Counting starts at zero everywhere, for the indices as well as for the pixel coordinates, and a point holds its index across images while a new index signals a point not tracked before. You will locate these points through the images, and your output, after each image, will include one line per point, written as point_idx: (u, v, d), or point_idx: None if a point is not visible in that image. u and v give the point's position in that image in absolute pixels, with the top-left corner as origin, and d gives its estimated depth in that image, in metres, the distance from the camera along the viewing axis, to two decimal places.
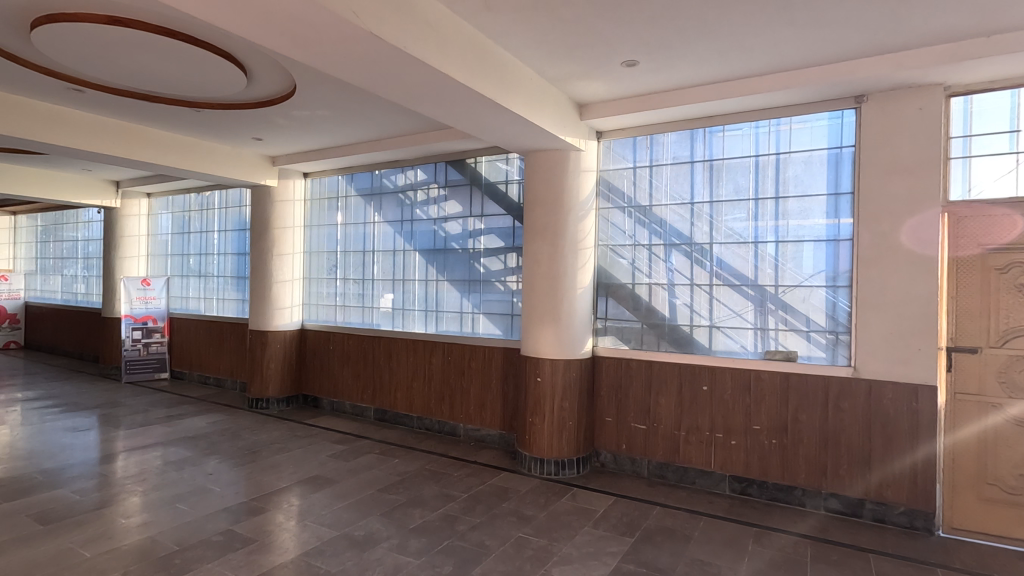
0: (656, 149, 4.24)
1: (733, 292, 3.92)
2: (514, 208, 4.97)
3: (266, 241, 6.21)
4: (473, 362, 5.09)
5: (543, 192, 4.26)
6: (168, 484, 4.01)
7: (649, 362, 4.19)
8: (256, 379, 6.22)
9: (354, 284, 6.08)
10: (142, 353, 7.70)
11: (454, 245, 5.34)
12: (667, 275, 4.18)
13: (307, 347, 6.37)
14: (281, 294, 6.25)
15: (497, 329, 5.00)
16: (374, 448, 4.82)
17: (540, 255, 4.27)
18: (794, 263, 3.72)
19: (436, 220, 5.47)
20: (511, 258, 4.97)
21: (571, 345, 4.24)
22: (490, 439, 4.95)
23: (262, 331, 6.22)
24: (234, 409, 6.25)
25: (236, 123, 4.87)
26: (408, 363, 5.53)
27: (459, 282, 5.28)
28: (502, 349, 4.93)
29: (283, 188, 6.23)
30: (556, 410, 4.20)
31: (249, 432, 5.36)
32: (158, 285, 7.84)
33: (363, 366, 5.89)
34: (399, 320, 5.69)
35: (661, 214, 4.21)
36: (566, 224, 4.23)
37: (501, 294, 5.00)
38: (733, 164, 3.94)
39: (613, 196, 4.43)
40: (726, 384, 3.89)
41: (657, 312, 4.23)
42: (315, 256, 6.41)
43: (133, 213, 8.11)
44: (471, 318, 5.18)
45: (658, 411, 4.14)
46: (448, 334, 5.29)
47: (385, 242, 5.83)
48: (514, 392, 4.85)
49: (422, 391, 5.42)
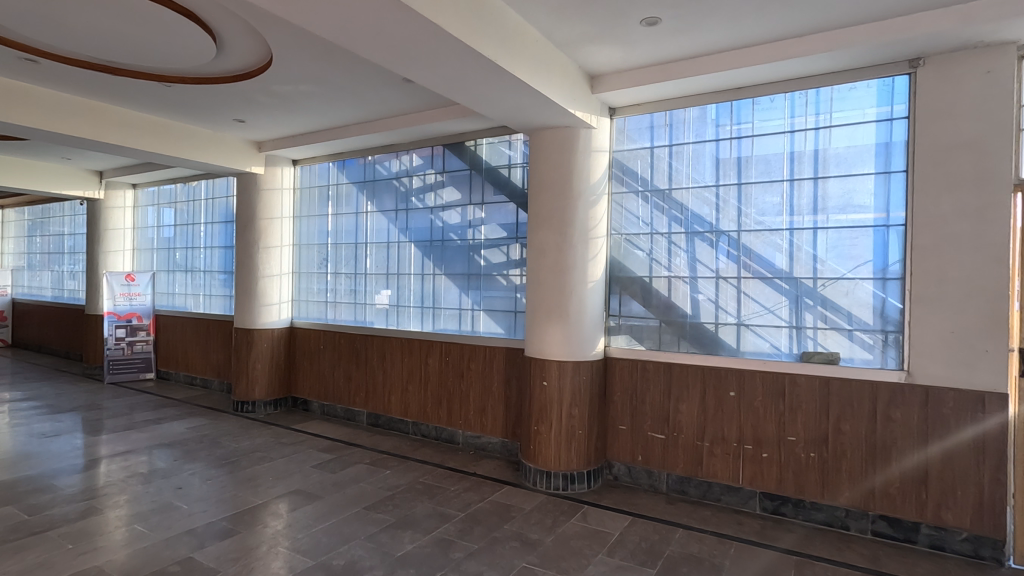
0: (676, 126, 3.80)
1: (765, 286, 3.47)
2: (518, 195, 4.53)
3: (251, 233, 5.79)
4: (472, 363, 4.66)
5: (549, 175, 3.82)
6: (134, 498, 3.61)
7: (669, 364, 3.75)
8: (241, 381, 5.81)
9: (345, 279, 5.67)
10: (127, 352, 7.32)
11: (453, 236, 4.91)
12: (688, 267, 3.74)
13: (297, 347, 5.96)
14: (268, 290, 5.84)
15: (499, 328, 4.57)
16: (364, 457, 4.40)
17: (546, 245, 3.83)
18: (836, 252, 3.26)
19: (433, 209, 5.04)
20: (514, 249, 4.54)
21: (581, 346, 3.81)
22: (492, 447, 4.53)
23: (249, 330, 5.81)
24: (218, 412, 5.85)
25: (213, 102, 4.45)
26: (403, 365, 5.11)
27: (458, 276, 4.85)
28: (505, 349, 4.50)
29: (271, 176, 5.81)
30: (564, 418, 3.77)
31: (231, 438, 4.96)
32: (143, 280, 7.47)
33: (356, 367, 5.47)
34: (394, 318, 5.26)
35: (681, 199, 3.77)
36: (576, 210, 3.79)
37: (503, 289, 4.57)
38: (764, 141, 3.50)
39: (628, 180, 3.99)
40: (756, 390, 3.45)
41: (678, 309, 3.78)
42: (305, 249, 5.99)
43: (118, 205, 7.72)
44: (471, 315, 4.75)
45: (679, 419, 3.71)
46: (446, 333, 4.87)
47: (379, 234, 5.41)
48: (517, 397, 4.41)
49: (418, 394, 5.00)
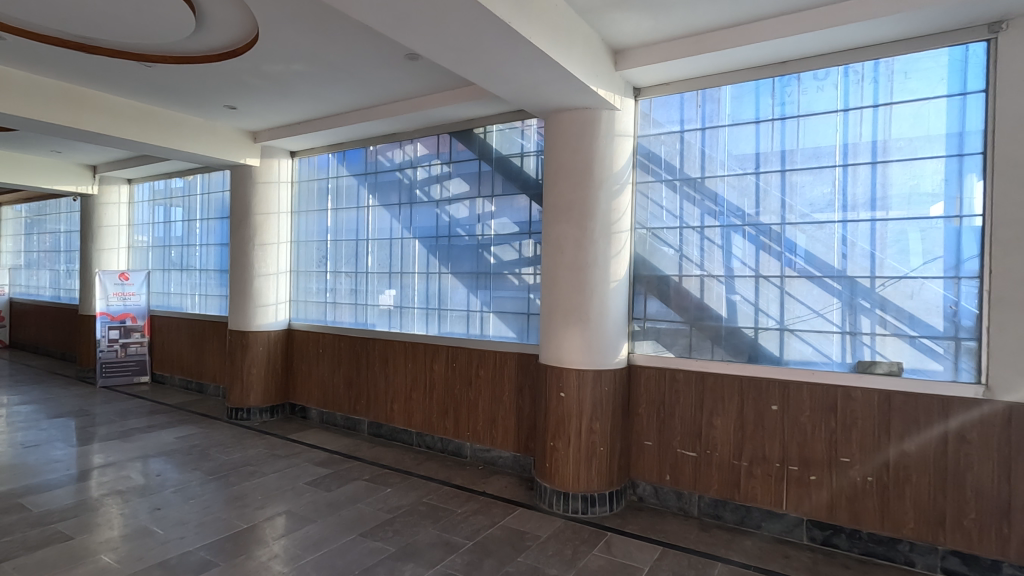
0: (710, 107, 3.39)
1: (813, 287, 3.06)
2: (531, 187, 4.15)
3: (246, 229, 5.44)
4: (481, 370, 4.28)
5: (567, 163, 3.44)
6: (107, 520, 3.27)
7: (701, 373, 3.36)
8: (235, 387, 5.47)
9: (346, 277, 5.31)
10: (120, 355, 7.02)
11: (460, 232, 4.53)
12: (724, 265, 3.33)
13: (296, 350, 5.61)
14: (264, 290, 5.49)
15: (510, 331, 4.19)
16: (363, 473, 4.03)
17: (564, 239, 3.45)
18: (897, 247, 2.85)
19: (439, 203, 4.66)
20: (527, 245, 4.15)
21: (603, 352, 3.42)
22: (502, 462, 4.14)
23: (244, 332, 5.46)
24: (212, 419, 5.52)
25: (199, 85, 4.09)
26: (406, 370, 4.75)
27: (466, 275, 4.47)
28: (516, 355, 4.11)
29: (267, 168, 5.47)
30: (583, 433, 3.38)
31: (222, 449, 4.61)
32: (137, 279, 7.17)
33: (357, 373, 5.11)
34: (397, 320, 4.90)
35: (715, 188, 3.37)
36: (597, 201, 3.40)
37: (515, 289, 4.19)
38: (812, 122, 3.08)
39: (655, 168, 3.59)
40: (803, 404, 3.04)
41: (711, 312, 3.38)
42: (304, 247, 5.64)
43: (112, 200, 7.42)
44: (479, 318, 4.37)
45: (714, 435, 3.31)
46: (452, 336, 4.49)
47: (381, 230, 5.04)
48: (530, 408, 4.03)
49: (423, 402, 4.63)
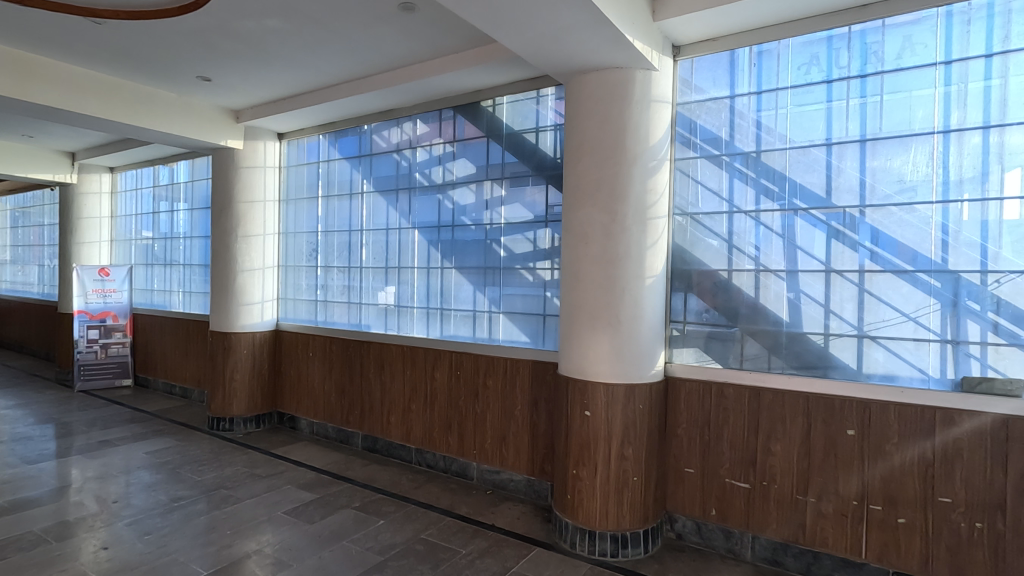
0: (768, 65, 2.79)
1: (902, 284, 2.47)
2: (548, 167, 3.57)
3: (228, 219, 4.90)
4: (490, 379, 3.71)
5: (594, 135, 2.86)
6: (44, 561, 2.73)
7: (756, 389, 2.78)
8: (217, 394, 4.94)
9: (338, 273, 4.75)
10: (100, 356, 6.51)
11: (465, 221, 3.96)
12: (785, 257, 2.74)
13: (284, 353, 5.07)
14: (248, 286, 4.94)
15: (523, 335, 3.62)
16: (353, 499, 3.48)
17: (590, 226, 2.87)
18: (1017, 234, 2.25)
19: (441, 187, 4.09)
20: (542, 236, 3.57)
21: (637, 363, 2.85)
22: (514, 486, 3.58)
23: (226, 334, 4.93)
24: (192, 429, 4.99)
25: (164, 50, 3.54)
26: (405, 378, 4.19)
27: (472, 271, 3.90)
28: (530, 362, 3.54)
29: (251, 152, 4.92)
30: (613, 459, 2.81)
31: (197, 465, 4.08)
32: (119, 275, 6.65)
33: (350, 380, 4.56)
34: (394, 321, 4.34)
35: (774, 164, 2.78)
36: (630, 180, 2.82)
37: (529, 287, 3.62)
38: (901, 79, 2.48)
39: (698, 141, 3.00)
40: (889, 429, 2.45)
41: (768, 315, 2.79)
42: (293, 239, 5.10)
43: (93, 189, 6.91)
44: (487, 319, 3.81)
45: (772, 463, 2.73)
46: (456, 340, 3.93)
47: (377, 220, 4.48)
48: (546, 424, 3.46)
49: (423, 415, 4.07)
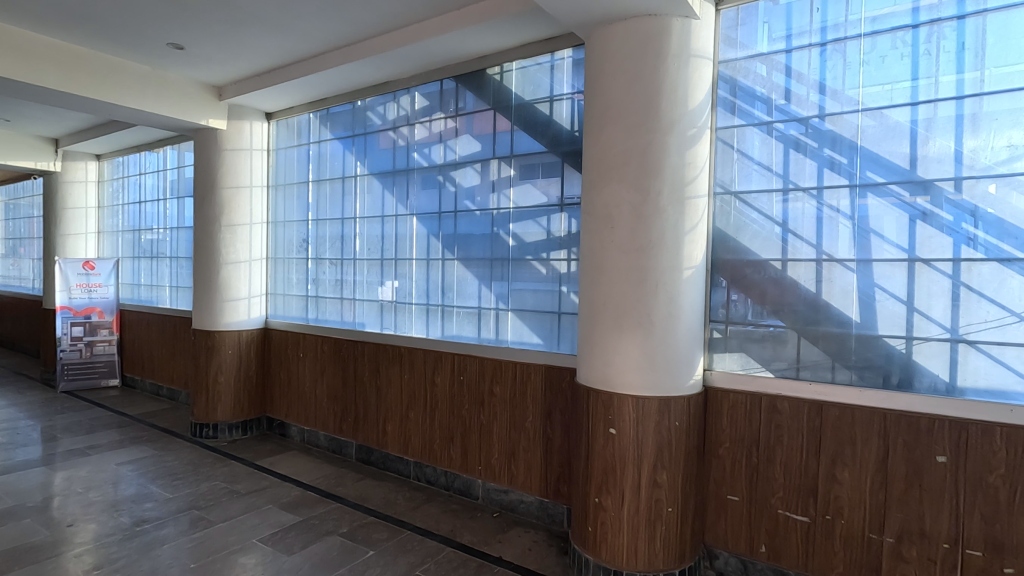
0: (835, 9, 2.29)
1: (1011, 276, 1.97)
2: (563, 143, 3.09)
3: (210, 206, 4.47)
4: (497, 386, 3.26)
5: (622, 98, 2.39)
6: None
7: (819, 404, 2.30)
8: (200, 398, 4.53)
9: (330, 265, 4.31)
10: (84, 355, 6.14)
11: (469, 206, 3.49)
12: (855, 244, 2.25)
13: (273, 354, 4.65)
14: (233, 280, 4.52)
15: (535, 336, 3.16)
16: (341, 524, 3.05)
17: (617, 207, 2.40)
18: None
19: (442, 168, 3.62)
20: (557, 222, 3.10)
21: (672, 371, 2.38)
22: (525, 508, 3.13)
23: (209, 333, 4.51)
24: (174, 436, 4.59)
25: (124, 9, 3.09)
26: (402, 383, 3.75)
27: (477, 263, 3.45)
28: (543, 368, 3.08)
29: (236, 133, 4.49)
30: (644, 487, 2.34)
31: (170, 479, 3.66)
32: (104, 268, 6.23)
33: (343, 384, 4.12)
34: (391, 319, 3.90)
35: (843, 130, 2.28)
36: (665, 152, 2.33)
37: (542, 281, 3.15)
38: (1014, 17, 1.96)
39: (746, 106, 2.51)
40: (993, 457, 1.97)
41: (833, 314, 2.31)
42: (282, 229, 4.66)
43: (78, 178, 6.54)
44: (493, 317, 3.35)
45: (837, 492, 2.25)
46: (459, 341, 3.48)
47: (372, 206, 4.03)
48: (561, 439, 3.00)
49: (421, 425, 3.63)
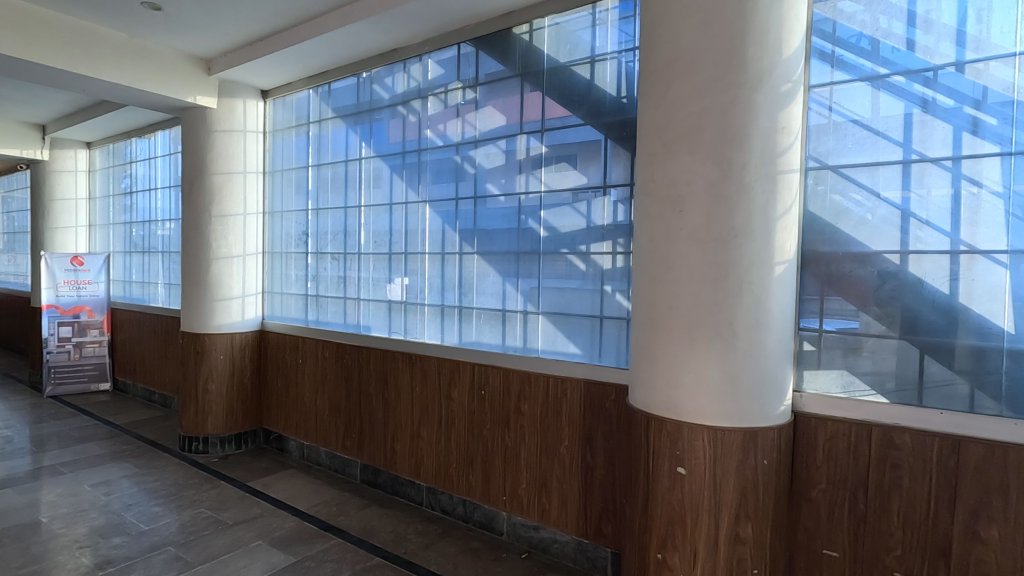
0: None
1: None
2: (607, 113, 2.57)
3: (199, 194, 4.00)
4: (525, 403, 2.76)
5: (695, 44, 1.86)
6: None
7: (953, 440, 1.77)
8: (189, 407, 4.08)
9: (331, 260, 3.83)
10: (73, 357, 5.72)
11: (491, 190, 2.98)
12: (1007, 232, 1.72)
13: (269, 359, 4.18)
14: (225, 277, 4.04)
15: (571, 345, 2.66)
16: (341, 568, 2.56)
17: (686, 185, 1.88)
18: None
19: (460, 147, 3.11)
20: (599, 208, 2.58)
21: (759, 395, 1.86)
22: (559, 549, 2.64)
23: (199, 336, 4.05)
24: (161, 450, 4.14)
25: None
26: (414, 397, 3.26)
27: (500, 258, 2.94)
28: (582, 383, 2.57)
29: (227, 112, 4.01)
30: (722, 543, 1.83)
31: (148, 506, 3.20)
32: (94, 264, 5.80)
33: (346, 395, 3.65)
34: (400, 322, 3.40)
35: (989, 83, 1.74)
36: (753, 113, 1.81)
37: (580, 278, 2.64)
38: None
39: (849, 57, 1.97)
40: None
41: (972, 322, 1.78)
42: (279, 220, 4.18)
43: (67, 167, 6.10)
44: (520, 321, 2.85)
45: (979, 556, 1.72)
46: (479, 348, 2.98)
47: (379, 192, 3.53)
48: (605, 468, 2.50)
49: (435, 446, 3.14)
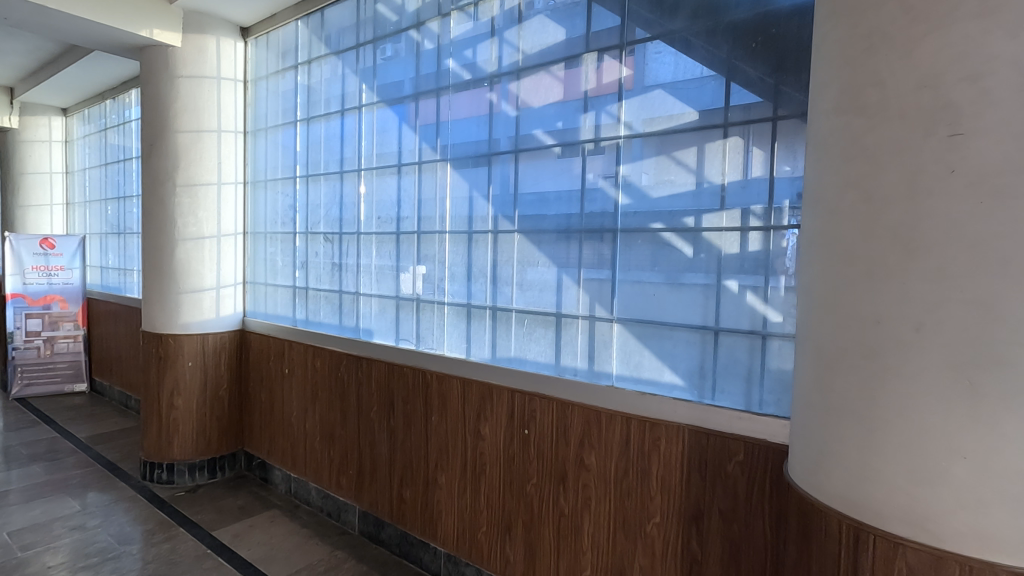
0: None
1: None
2: (733, 7, 1.61)
3: (162, 158, 3.16)
4: (592, 451, 1.87)
5: None
6: None
7: None
8: (151, 426, 3.27)
9: (324, 243, 2.95)
10: (43, 355, 5.01)
11: (541, 139, 2.05)
12: None
13: (250, 367, 3.35)
14: (193, 264, 3.21)
15: (664, 370, 1.74)
16: None
17: (965, 83, 0.93)
18: None
19: (494, 81, 2.19)
20: (715, 160, 1.65)
21: None
22: None
23: (161, 338, 3.23)
24: (120, 478, 3.35)
25: None
26: (428, 430, 2.39)
27: (553, 238, 2.03)
28: (687, 430, 1.67)
29: (195, 53, 3.15)
30: None
31: (73, 570, 2.39)
32: (67, 247, 5.04)
33: (342, 419, 2.79)
34: (411, 325, 2.51)
35: None
36: None
37: (681, 271, 1.71)
38: None
39: None
40: None
41: None
42: (263, 192, 3.32)
43: (39, 137, 5.36)
44: (582, 333, 1.94)
45: None
46: (520, 370, 2.09)
47: (383, 150, 2.64)
48: (723, 567, 1.60)
49: (458, 498, 2.28)
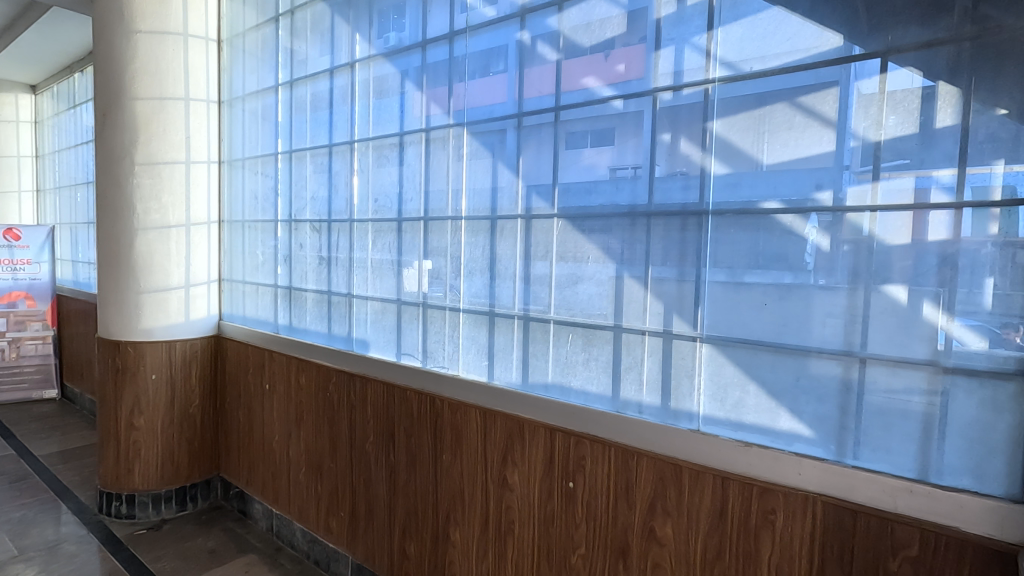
0: None
1: None
2: None
3: (118, 131, 2.64)
4: (669, 518, 1.34)
5: None
6: None
7: None
8: (109, 451, 2.77)
9: (311, 232, 2.42)
10: (7, 358, 4.52)
11: (592, 90, 1.51)
12: None
13: (227, 380, 2.85)
14: (155, 259, 2.68)
15: (780, 412, 1.21)
16: None
17: None
18: None
19: (526, 17, 1.65)
20: (868, 104, 1.10)
21: None
22: None
23: (119, 347, 2.72)
24: (73, 510, 2.85)
25: None
26: (438, 472, 1.87)
27: (608, 225, 1.49)
28: (818, 502, 1.15)
29: (156, 4, 2.61)
30: None
31: None
32: (34, 238, 4.54)
33: (331, 449, 2.28)
34: (415, 337, 1.99)
35: None
36: None
37: (806, 271, 1.18)
38: None
39: None
40: None
41: None
42: (241, 172, 2.79)
43: (6, 117, 4.87)
44: (650, 354, 1.41)
45: None
46: (562, 401, 1.56)
47: (381, 115, 2.11)
48: None
49: (477, 563, 1.76)
